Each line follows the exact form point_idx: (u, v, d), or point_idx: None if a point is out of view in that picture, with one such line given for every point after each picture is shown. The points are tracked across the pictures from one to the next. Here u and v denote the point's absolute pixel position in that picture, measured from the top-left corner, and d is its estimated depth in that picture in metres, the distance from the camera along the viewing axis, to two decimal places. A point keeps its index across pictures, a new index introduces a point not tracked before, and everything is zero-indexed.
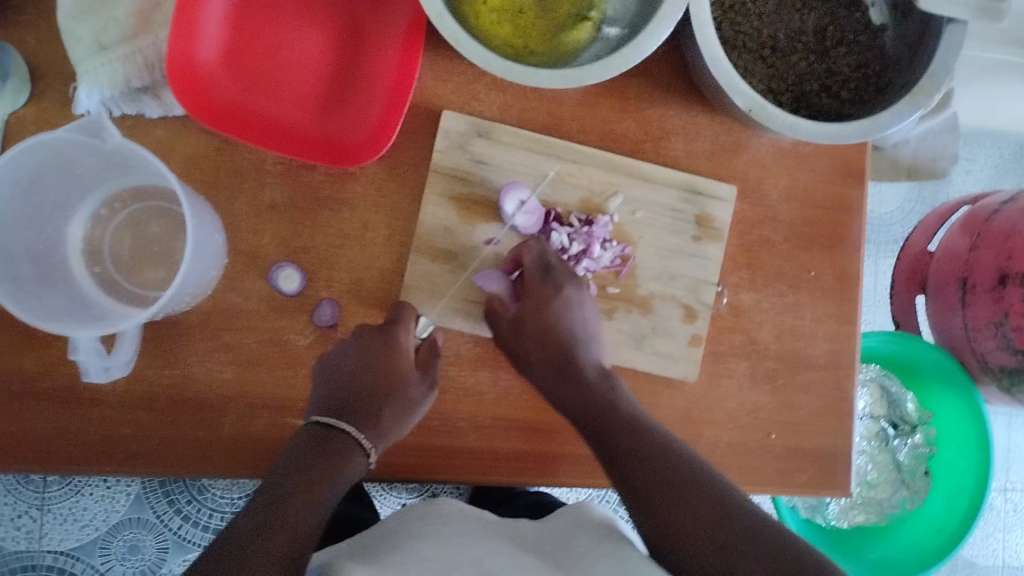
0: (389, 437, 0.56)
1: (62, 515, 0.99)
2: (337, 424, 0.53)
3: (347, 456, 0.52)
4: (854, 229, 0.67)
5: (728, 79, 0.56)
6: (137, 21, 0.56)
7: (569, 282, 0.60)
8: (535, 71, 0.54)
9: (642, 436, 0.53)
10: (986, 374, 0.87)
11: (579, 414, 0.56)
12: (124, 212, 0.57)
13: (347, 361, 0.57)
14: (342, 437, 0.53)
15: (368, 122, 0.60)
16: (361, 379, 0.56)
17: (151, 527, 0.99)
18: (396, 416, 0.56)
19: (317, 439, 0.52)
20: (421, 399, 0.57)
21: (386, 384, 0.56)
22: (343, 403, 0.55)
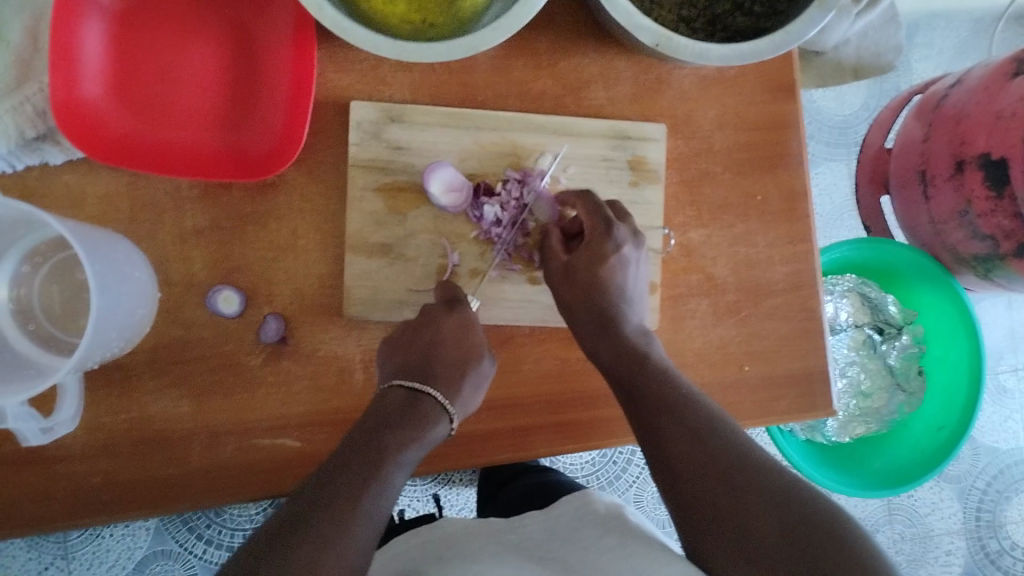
0: (467, 406, 0.55)
1: (87, 560, 0.99)
2: (426, 390, 0.53)
3: (431, 421, 0.51)
4: (795, 145, 0.65)
5: (629, 17, 0.54)
6: (18, 70, 0.55)
7: (609, 240, 0.57)
8: (427, 46, 0.52)
9: (649, 384, 0.52)
10: (963, 265, 0.86)
11: (610, 366, 0.55)
12: (47, 265, 0.56)
13: (425, 334, 0.56)
14: (428, 403, 0.52)
15: (274, 129, 0.58)
16: (439, 351, 0.55)
17: (176, 557, 1.00)
18: (472, 387, 0.55)
19: (405, 402, 0.52)
20: (490, 368, 0.57)
21: (462, 356, 0.55)
22: (429, 369, 0.54)
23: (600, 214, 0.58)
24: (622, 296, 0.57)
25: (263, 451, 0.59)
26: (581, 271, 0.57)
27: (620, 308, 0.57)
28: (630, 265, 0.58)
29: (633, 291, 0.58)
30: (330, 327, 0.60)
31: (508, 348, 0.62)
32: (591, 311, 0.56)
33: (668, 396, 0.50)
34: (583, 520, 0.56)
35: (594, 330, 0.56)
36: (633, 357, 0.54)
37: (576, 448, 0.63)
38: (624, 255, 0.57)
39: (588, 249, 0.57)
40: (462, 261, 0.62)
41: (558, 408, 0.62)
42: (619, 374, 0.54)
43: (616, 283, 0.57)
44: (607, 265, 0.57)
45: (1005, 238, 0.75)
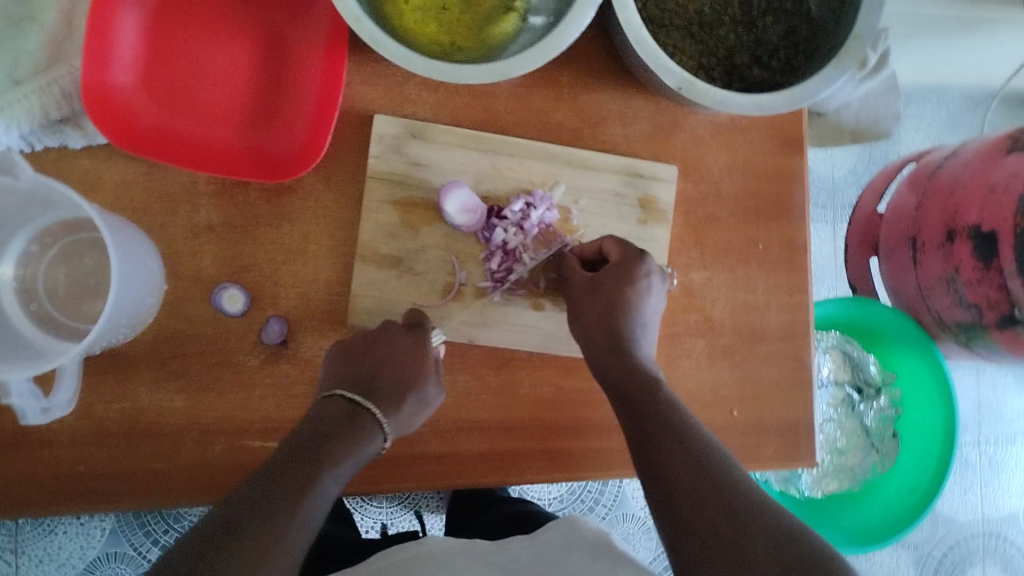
0: (401, 425, 0.54)
1: (37, 556, 0.97)
2: (363, 403, 0.52)
3: (365, 437, 0.51)
4: (798, 198, 0.67)
5: (656, 59, 0.56)
6: (50, 52, 0.54)
7: (641, 266, 0.58)
8: (459, 67, 0.54)
9: (656, 407, 0.52)
10: (945, 332, 0.88)
11: (617, 381, 0.55)
12: (57, 246, 0.56)
13: (374, 352, 0.56)
14: (364, 416, 0.52)
15: (299, 132, 0.59)
16: (382, 369, 0.55)
17: (129, 561, 0.98)
18: (414, 406, 0.55)
19: (344, 414, 0.51)
20: (432, 395, 0.57)
21: (409, 371, 0.55)
22: (371, 383, 0.54)
23: (630, 247, 0.60)
24: (640, 323, 0.58)
25: (252, 453, 0.58)
26: (607, 285, 0.58)
27: (634, 333, 0.57)
28: (653, 293, 0.59)
29: (651, 319, 0.59)
30: (331, 335, 0.60)
31: (506, 371, 0.62)
32: (605, 336, 0.57)
33: (670, 418, 0.51)
34: (570, 547, 0.57)
35: (609, 350, 0.56)
36: (644, 381, 0.54)
37: (564, 478, 0.63)
38: (652, 281, 0.58)
39: (615, 268, 0.59)
40: (469, 281, 0.62)
41: (549, 435, 0.62)
42: (629, 394, 0.54)
43: (636, 303, 0.58)
44: (636, 287, 0.58)
45: (988, 307, 0.78)
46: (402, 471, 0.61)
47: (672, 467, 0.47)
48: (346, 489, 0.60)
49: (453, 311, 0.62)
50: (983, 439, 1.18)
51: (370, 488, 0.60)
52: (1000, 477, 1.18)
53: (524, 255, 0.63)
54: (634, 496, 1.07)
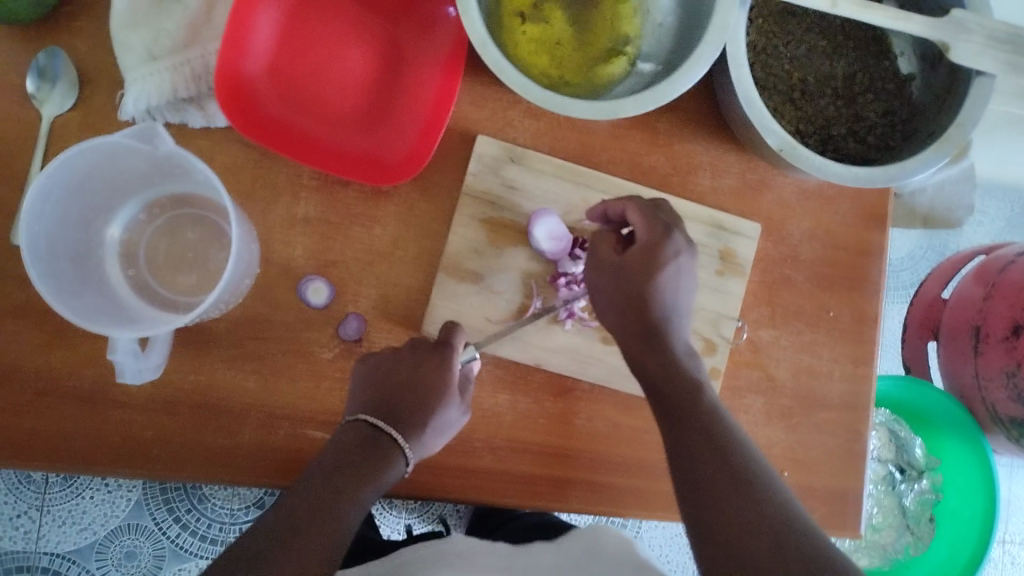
0: (424, 447, 0.54)
1: (61, 517, 0.99)
2: (385, 429, 0.52)
3: (389, 461, 0.51)
4: (873, 272, 0.68)
5: (761, 119, 0.57)
6: (188, 33, 0.57)
7: (667, 246, 0.56)
8: (572, 101, 0.55)
9: (698, 420, 0.50)
10: (996, 425, 0.88)
11: (654, 380, 0.53)
12: (162, 218, 0.58)
13: (399, 374, 0.55)
14: (386, 442, 0.52)
15: (406, 141, 0.61)
16: (407, 391, 0.54)
17: (148, 534, 0.99)
18: (436, 430, 0.55)
19: (365, 438, 0.52)
20: (455, 422, 0.56)
21: (433, 393, 0.54)
22: (394, 409, 0.53)
23: (657, 218, 0.57)
24: (672, 307, 0.56)
25: (312, 443, 0.60)
26: (632, 270, 0.56)
27: (665, 322, 0.55)
28: (684, 268, 0.56)
29: (684, 302, 0.57)
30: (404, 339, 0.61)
31: (566, 399, 0.63)
32: (637, 323, 0.55)
33: (712, 431, 0.49)
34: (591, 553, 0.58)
35: (640, 341, 0.55)
36: (686, 385, 0.52)
37: (607, 512, 0.63)
38: (680, 262, 0.56)
39: (643, 248, 0.56)
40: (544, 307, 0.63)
41: (599, 469, 0.63)
42: (666, 398, 0.52)
43: (666, 292, 0.55)
44: (661, 273, 0.55)
45: None
46: (453, 481, 0.61)
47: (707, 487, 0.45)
48: (396, 492, 0.61)
49: (525, 333, 0.62)
50: (1007, 538, 1.16)
51: (419, 494, 0.61)
52: None
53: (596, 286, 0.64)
54: (651, 544, 1.07)
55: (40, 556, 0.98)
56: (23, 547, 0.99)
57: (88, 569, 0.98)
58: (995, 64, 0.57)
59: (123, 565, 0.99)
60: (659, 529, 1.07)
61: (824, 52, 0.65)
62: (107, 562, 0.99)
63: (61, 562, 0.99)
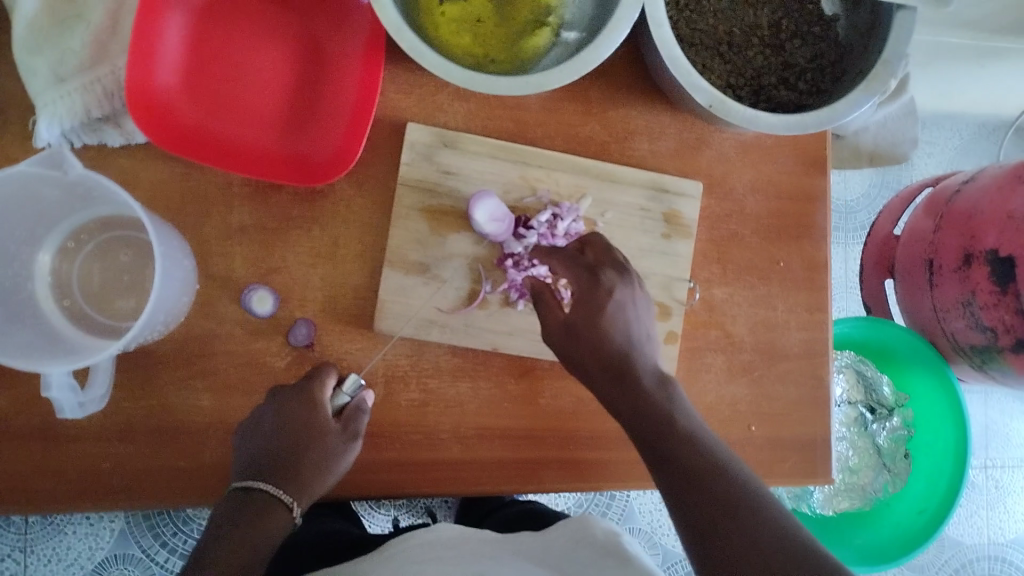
0: (316, 490, 0.53)
1: (45, 556, 0.97)
2: (256, 484, 0.50)
3: (269, 515, 0.49)
4: (820, 218, 0.68)
5: (688, 76, 0.57)
6: (95, 51, 0.56)
7: (599, 287, 0.56)
8: (497, 79, 0.55)
9: (680, 450, 0.47)
10: (959, 354, 0.89)
11: (631, 420, 0.50)
12: (91, 243, 0.56)
13: (268, 423, 0.54)
14: (263, 497, 0.50)
15: (334, 138, 0.59)
16: (279, 440, 0.53)
17: (136, 563, 0.98)
18: (321, 466, 0.53)
19: (238, 500, 0.49)
20: (343, 451, 0.54)
21: (304, 441, 0.53)
22: (266, 466, 0.52)
23: (578, 263, 0.58)
24: (629, 341, 0.54)
25: None
26: (582, 323, 0.54)
27: (629, 358, 0.53)
28: (630, 305, 0.55)
29: (640, 333, 0.55)
30: (357, 338, 0.61)
31: (529, 380, 0.63)
32: (599, 365, 0.53)
33: (701, 470, 0.46)
34: (580, 544, 0.57)
35: (612, 382, 0.52)
36: (662, 419, 0.49)
37: (581, 487, 0.63)
38: (618, 298, 0.55)
39: (580, 304, 0.55)
40: (495, 289, 0.63)
41: (569, 445, 0.63)
42: (652, 442, 0.49)
43: (623, 325, 0.54)
44: (606, 315, 0.54)
45: (1004, 331, 0.78)
46: (425, 475, 0.61)
47: (698, 512, 0.44)
48: (367, 492, 0.61)
49: (477, 318, 0.62)
50: (990, 463, 1.18)
51: (392, 492, 0.61)
52: (1005, 500, 1.18)
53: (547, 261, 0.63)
54: (641, 510, 1.07)
55: None
56: None
57: None
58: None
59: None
60: (648, 496, 1.07)
61: (747, 2, 0.65)
62: None
63: None
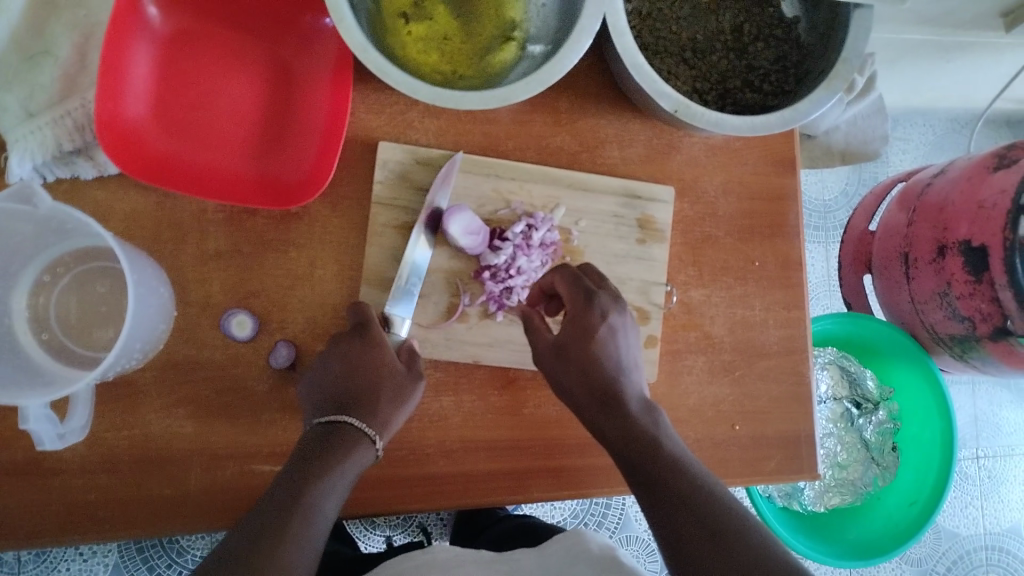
0: (391, 426, 0.55)
1: None
2: (342, 418, 0.53)
3: (352, 447, 0.52)
4: (792, 217, 0.68)
5: (652, 83, 0.58)
6: (63, 84, 0.56)
7: (593, 311, 0.56)
8: (463, 94, 0.55)
9: (662, 470, 0.49)
10: (939, 345, 0.90)
11: (618, 450, 0.51)
12: (68, 276, 0.56)
13: (336, 366, 0.55)
14: (347, 430, 0.52)
15: (306, 160, 0.60)
16: (353, 378, 0.55)
17: None
18: (393, 402, 0.55)
19: (324, 432, 0.52)
20: (410, 387, 0.56)
21: (372, 380, 0.55)
22: (343, 400, 0.54)
23: (578, 286, 0.57)
24: (619, 367, 0.55)
25: (263, 477, 0.59)
26: (574, 348, 0.55)
27: (616, 383, 0.54)
28: (621, 331, 0.56)
29: (630, 360, 0.56)
30: None
31: (511, 391, 0.63)
32: (589, 391, 0.54)
33: (685, 491, 0.48)
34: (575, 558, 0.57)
35: (599, 410, 0.53)
36: (643, 441, 0.51)
37: (567, 495, 0.64)
38: (611, 323, 0.56)
39: (572, 324, 0.55)
40: (473, 303, 0.64)
41: (555, 454, 0.63)
42: (636, 465, 0.50)
43: (610, 353, 0.55)
44: (599, 339, 0.55)
45: (981, 320, 0.79)
46: (411, 491, 0.61)
47: (683, 529, 0.46)
48: (353, 512, 0.61)
49: (457, 331, 0.63)
50: (981, 453, 1.19)
51: (379, 510, 0.61)
52: (999, 490, 1.18)
53: (524, 271, 0.64)
54: (637, 517, 1.07)
55: None
56: None
57: None
58: None
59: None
60: None
61: (708, 7, 0.67)
62: None
63: None
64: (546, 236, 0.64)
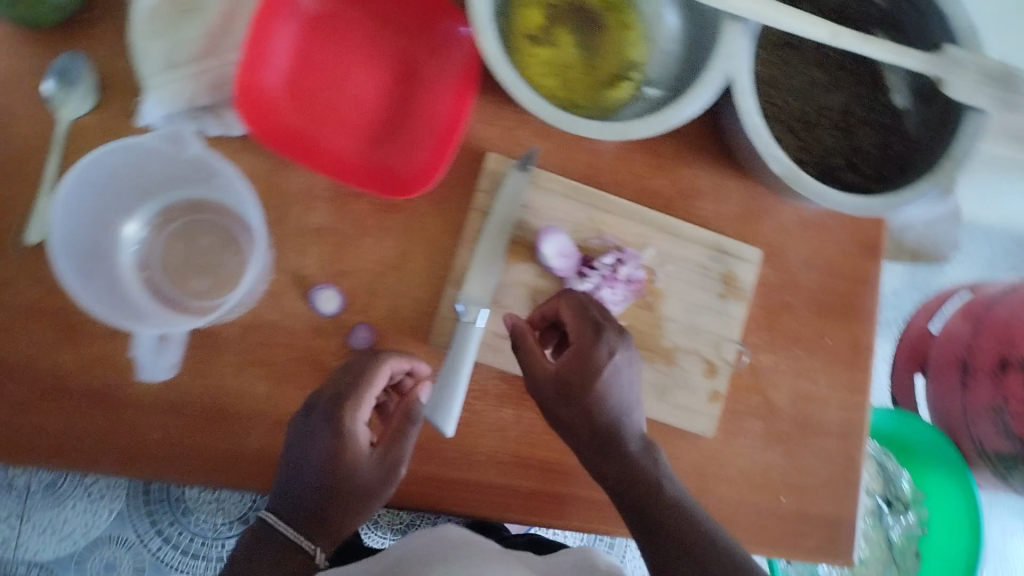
0: (339, 535, 0.56)
1: (41, 525, 1.00)
2: (279, 525, 0.54)
3: (285, 558, 0.53)
4: (868, 301, 0.69)
5: (766, 146, 0.59)
6: (208, 43, 0.56)
7: (598, 347, 0.55)
8: (583, 122, 0.57)
9: (664, 518, 0.53)
10: (981, 460, 0.90)
11: (618, 490, 0.55)
12: (178, 223, 0.58)
13: (293, 456, 0.54)
14: (282, 539, 0.54)
15: (419, 155, 0.61)
16: (307, 475, 0.53)
17: (128, 546, 1.00)
18: (352, 517, 0.55)
19: (260, 538, 0.54)
20: (379, 488, 0.55)
21: (334, 483, 0.54)
22: (300, 494, 0.54)
23: (587, 317, 0.56)
24: (620, 405, 0.55)
25: None
26: (575, 386, 0.55)
27: (617, 423, 0.55)
28: (625, 369, 0.55)
29: (633, 395, 0.56)
30: (412, 347, 0.62)
31: None
32: (587, 429, 0.55)
33: (683, 534, 0.52)
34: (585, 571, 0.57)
35: (596, 452, 0.55)
36: (647, 489, 0.54)
37: (603, 531, 0.64)
38: (617, 362, 0.55)
39: (576, 362, 0.55)
40: None
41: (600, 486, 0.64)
42: (637, 510, 0.54)
43: (609, 394, 0.55)
44: (602, 379, 0.54)
45: None
46: (455, 493, 0.62)
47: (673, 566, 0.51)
48: (397, 502, 0.62)
49: None
50: None
51: (421, 506, 0.62)
52: None
53: (605, 303, 0.64)
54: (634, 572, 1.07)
55: (20, 564, 1.00)
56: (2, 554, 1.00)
57: None
58: (988, 100, 0.59)
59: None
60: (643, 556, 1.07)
61: (824, 84, 0.68)
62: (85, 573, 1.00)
63: (39, 571, 1.00)
64: (632, 272, 0.65)
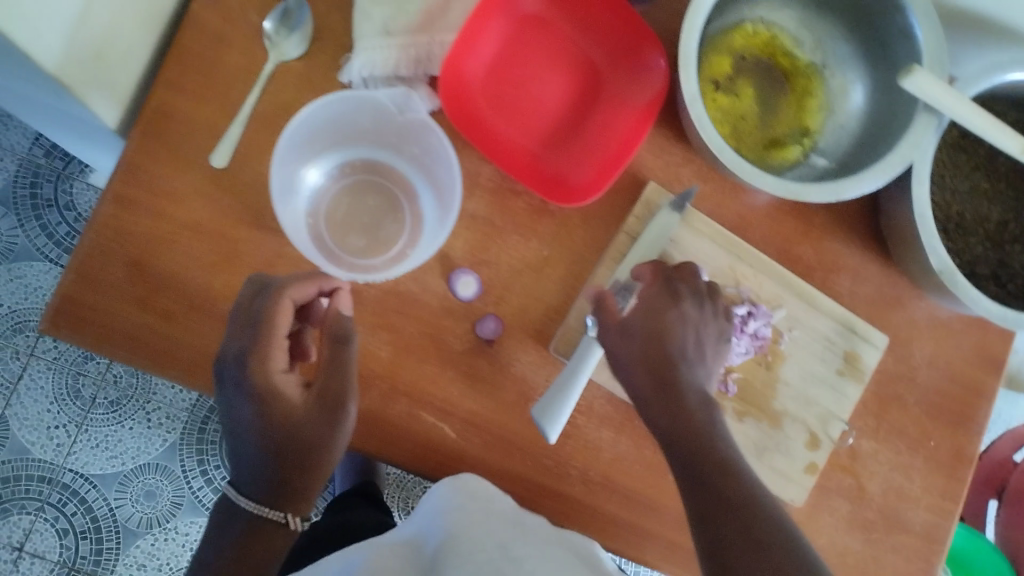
0: (320, 479, 0.55)
1: (95, 440, 1.02)
2: (240, 500, 0.54)
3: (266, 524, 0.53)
4: (980, 413, 0.69)
5: (930, 239, 0.60)
6: (423, 19, 0.60)
7: (671, 303, 0.57)
8: (761, 174, 0.58)
9: (717, 478, 0.50)
10: None
11: (672, 441, 0.53)
12: (351, 179, 0.63)
13: (231, 420, 0.52)
14: (251, 512, 0.53)
15: (584, 168, 0.64)
16: (266, 444, 0.52)
17: (172, 479, 1.03)
18: (326, 463, 0.53)
19: (227, 516, 0.54)
20: (332, 434, 0.52)
21: (291, 442, 0.52)
22: (270, 462, 0.52)
23: (665, 278, 0.59)
24: (682, 356, 0.55)
25: (423, 426, 0.61)
26: (643, 328, 0.56)
27: (676, 370, 0.55)
28: (693, 326, 0.57)
29: (696, 355, 0.56)
30: (530, 351, 0.63)
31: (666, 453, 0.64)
32: (649, 372, 0.55)
33: (737, 498, 0.49)
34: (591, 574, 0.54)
35: (656, 397, 0.54)
36: (702, 445, 0.52)
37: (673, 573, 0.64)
38: (684, 314, 0.57)
39: (648, 307, 0.57)
40: None
41: (680, 529, 0.64)
42: (691, 463, 0.51)
43: (674, 341, 0.56)
44: (669, 324, 0.56)
45: None
46: (540, 499, 0.62)
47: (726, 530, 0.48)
48: None
49: None
50: None
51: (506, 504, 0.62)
52: None
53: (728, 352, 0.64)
54: None
55: (64, 472, 1.01)
56: (51, 458, 1.01)
57: (106, 497, 1.02)
58: None
59: (141, 502, 1.02)
60: None
61: (985, 193, 0.68)
62: (125, 496, 1.02)
63: (81, 483, 1.01)
64: (760, 328, 0.65)
